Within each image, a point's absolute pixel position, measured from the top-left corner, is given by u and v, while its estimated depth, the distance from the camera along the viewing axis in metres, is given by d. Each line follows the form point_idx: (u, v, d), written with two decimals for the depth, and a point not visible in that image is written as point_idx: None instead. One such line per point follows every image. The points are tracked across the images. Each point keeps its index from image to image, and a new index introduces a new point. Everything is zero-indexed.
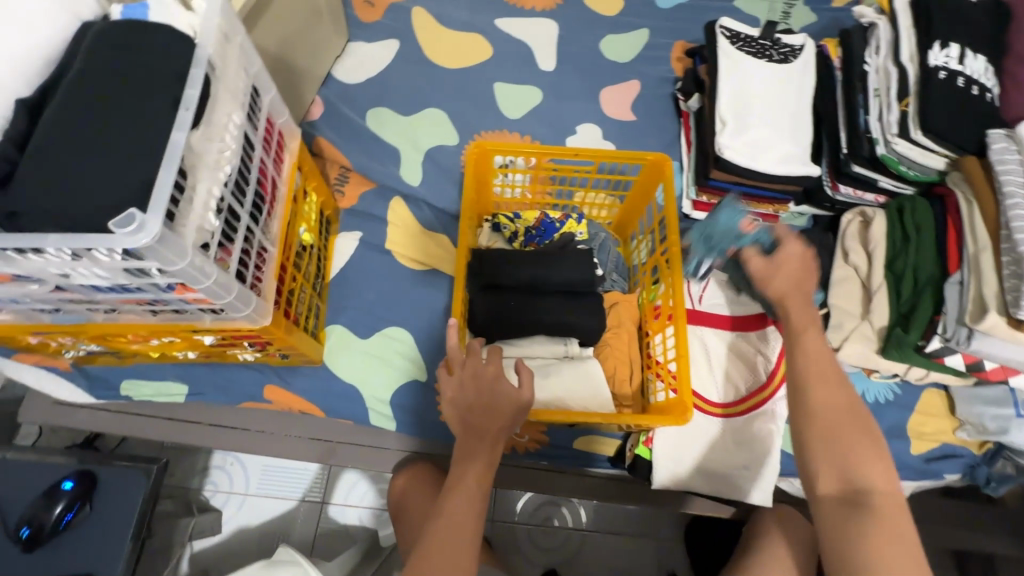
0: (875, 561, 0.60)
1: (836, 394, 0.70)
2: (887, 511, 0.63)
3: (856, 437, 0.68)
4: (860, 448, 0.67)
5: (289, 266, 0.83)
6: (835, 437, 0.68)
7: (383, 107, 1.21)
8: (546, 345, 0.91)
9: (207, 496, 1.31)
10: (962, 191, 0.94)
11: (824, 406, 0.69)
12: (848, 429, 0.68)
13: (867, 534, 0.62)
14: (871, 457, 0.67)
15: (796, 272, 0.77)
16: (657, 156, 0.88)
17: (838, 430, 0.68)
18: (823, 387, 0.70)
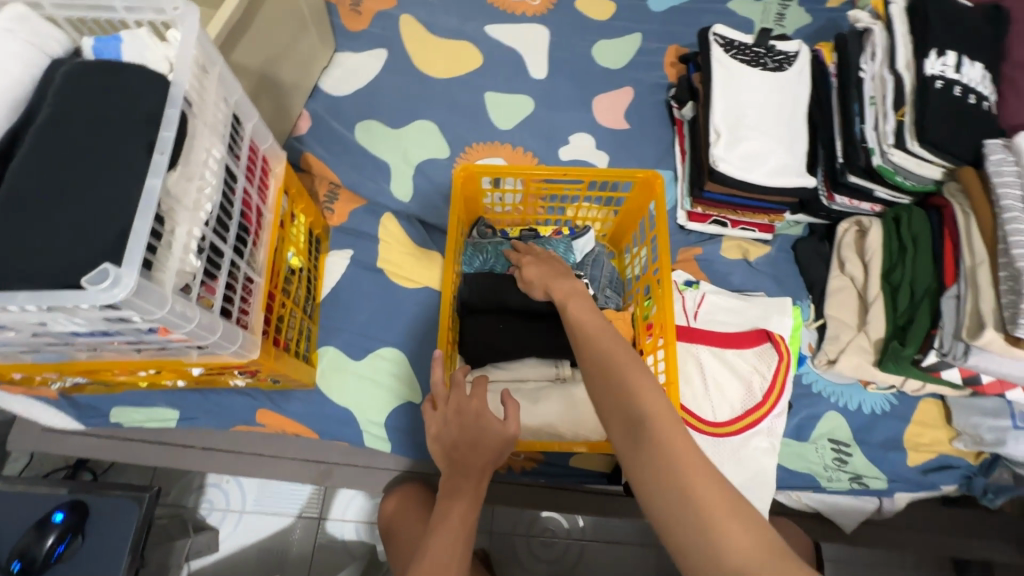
0: (665, 487, 0.53)
1: (605, 337, 0.66)
2: (660, 429, 0.56)
3: (624, 363, 0.63)
4: (632, 376, 0.61)
5: (277, 294, 0.82)
6: (613, 374, 0.63)
7: (373, 120, 1.19)
8: (537, 367, 0.90)
9: (204, 514, 1.30)
10: (959, 203, 0.92)
11: (604, 348, 0.65)
12: (619, 361, 0.63)
13: (647, 459, 0.55)
14: (639, 382, 0.60)
15: (553, 269, 0.82)
16: (647, 174, 0.88)
17: (615, 367, 0.63)
18: (599, 335, 0.67)
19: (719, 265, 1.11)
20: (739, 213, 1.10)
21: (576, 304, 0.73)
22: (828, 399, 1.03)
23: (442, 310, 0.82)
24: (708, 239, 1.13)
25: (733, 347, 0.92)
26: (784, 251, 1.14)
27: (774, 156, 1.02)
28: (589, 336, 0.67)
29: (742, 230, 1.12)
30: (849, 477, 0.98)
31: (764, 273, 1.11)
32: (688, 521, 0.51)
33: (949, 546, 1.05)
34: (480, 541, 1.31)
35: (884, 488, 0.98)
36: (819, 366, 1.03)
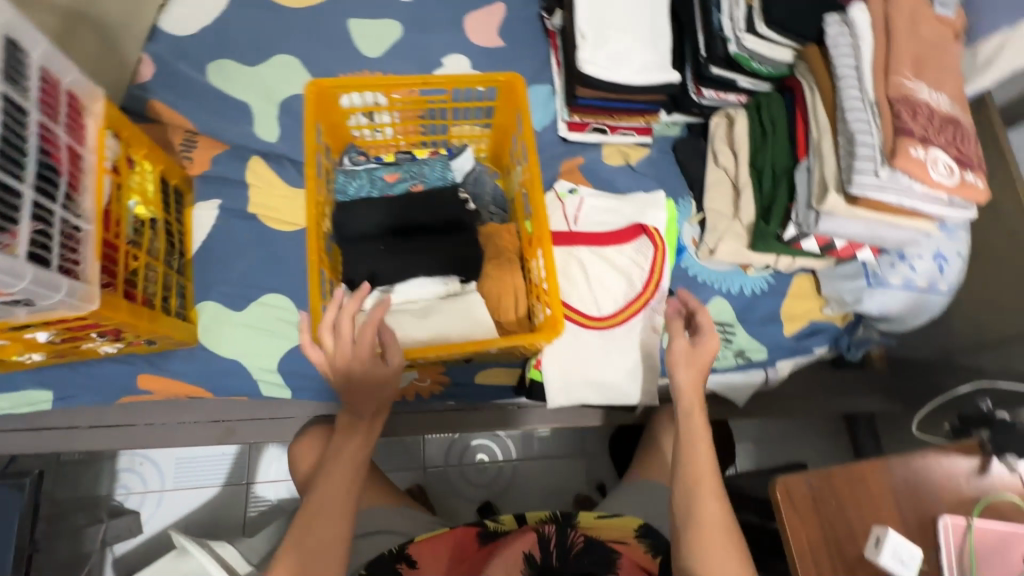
0: None
1: (716, 501, 0.74)
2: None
3: (716, 539, 0.72)
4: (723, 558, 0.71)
5: (121, 245, 0.75)
6: (702, 511, 0.73)
7: (226, 58, 1.09)
8: (424, 286, 0.88)
9: (120, 500, 1.25)
10: (807, 81, 0.97)
11: (709, 523, 0.72)
12: (719, 536, 0.72)
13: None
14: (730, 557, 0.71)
15: (692, 356, 0.81)
16: (508, 77, 0.85)
17: (712, 536, 0.72)
18: (708, 490, 0.74)
19: (602, 172, 1.13)
20: (615, 118, 1.11)
21: (700, 449, 0.77)
22: (711, 286, 1.08)
23: (308, 231, 0.76)
24: (590, 148, 1.15)
25: (612, 244, 0.95)
26: (664, 152, 1.17)
27: (639, 54, 1.02)
28: (704, 502, 0.73)
29: (622, 135, 1.14)
30: (734, 353, 1.06)
31: (645, 176, 1.14)
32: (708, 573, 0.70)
33: (828, 404, 1.16)
34: (414, 478, 1.34)
35: (765, 357, 1.07)
36: (703, 257, 1.08)
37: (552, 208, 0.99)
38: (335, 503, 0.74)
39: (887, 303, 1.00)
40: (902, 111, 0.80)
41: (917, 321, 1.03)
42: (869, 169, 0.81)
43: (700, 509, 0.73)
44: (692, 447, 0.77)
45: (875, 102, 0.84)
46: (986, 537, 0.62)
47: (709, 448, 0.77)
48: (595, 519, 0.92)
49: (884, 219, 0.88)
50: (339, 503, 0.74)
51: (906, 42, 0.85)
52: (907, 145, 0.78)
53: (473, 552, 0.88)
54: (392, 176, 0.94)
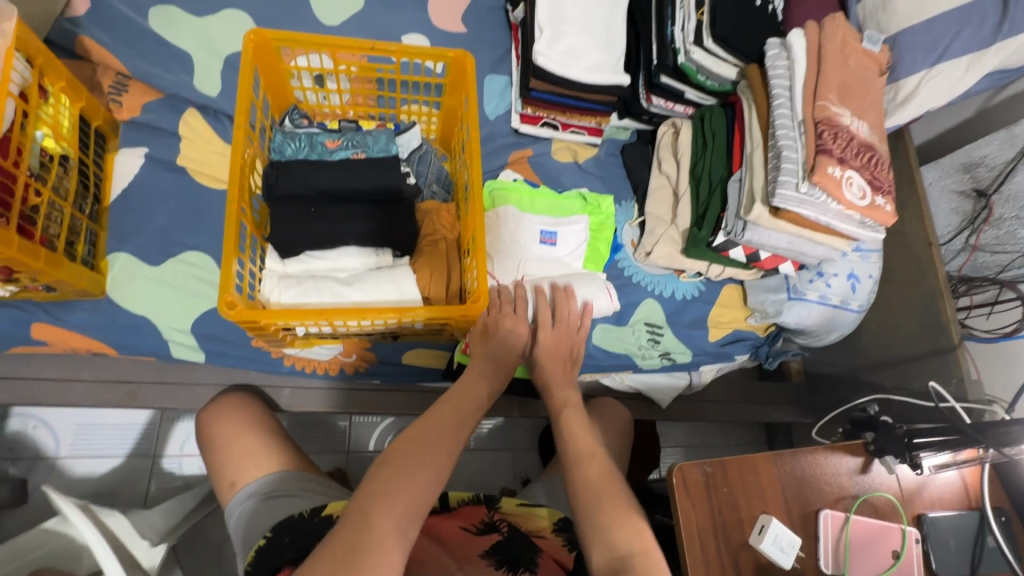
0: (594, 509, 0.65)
1: (598, 466, 0.70)
2: (586, 461, 0.71)
3: (572, 422, 0.77)
4: (582, 450, 0.73)
5: (21, 176, 0.70)
6: (571, 438, 0.75)
7: (170, 5, 1.04)
8: (356, 257, 0.88)
9: (7, 466, 1.15)
10: (747, 97, 1.02)
11: (584, 452, 0.72)
12: (609, 490, 0.67)
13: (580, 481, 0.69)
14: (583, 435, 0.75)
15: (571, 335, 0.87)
16: (458, 53, 0.87)
17: (600, 500, 0.66)
18: (590, 462, 0.71)
19: (550, 167, 1.14)
20: (568, 116, 1.13)
21: (572, 414, 0.78)
22: (646, 288, 1.11)
23: (234, 175, 0.73)
24: (540, 142, 1.16)
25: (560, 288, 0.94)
26: (612, 154, 1.20)
27: (593, 53, 1.04)
28: (592, 476, 0.69)
29: (573, 133, 1.16)
30: (659, 354, 1.08)
31: (592, 175, 1.16)
32: (594, 463, 0.70)
33: (747, 412, 1.20)
34: (335, 462, 1.30)
35: (690, 361, 1.10)
36: (638, 258, 1.10)
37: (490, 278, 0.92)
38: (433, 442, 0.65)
39: (803, 316, 1.06)
40: (825, 132, 0.86)
41: (830, 335, 1.09)
42: (791, 182, 0.86)
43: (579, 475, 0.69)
44: (569, 429, 0.76)
45: (802, 122, 0.90)
46: (860, 530, 0.66)
47: (583, 424, 0.77)
48: (516, 506, 0.88)
49: (805, 234, 0.93)
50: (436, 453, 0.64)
51: (834, 69, 0.92)
52: (826, 163, 0.83)
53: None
54: (333, 143, 0.92)
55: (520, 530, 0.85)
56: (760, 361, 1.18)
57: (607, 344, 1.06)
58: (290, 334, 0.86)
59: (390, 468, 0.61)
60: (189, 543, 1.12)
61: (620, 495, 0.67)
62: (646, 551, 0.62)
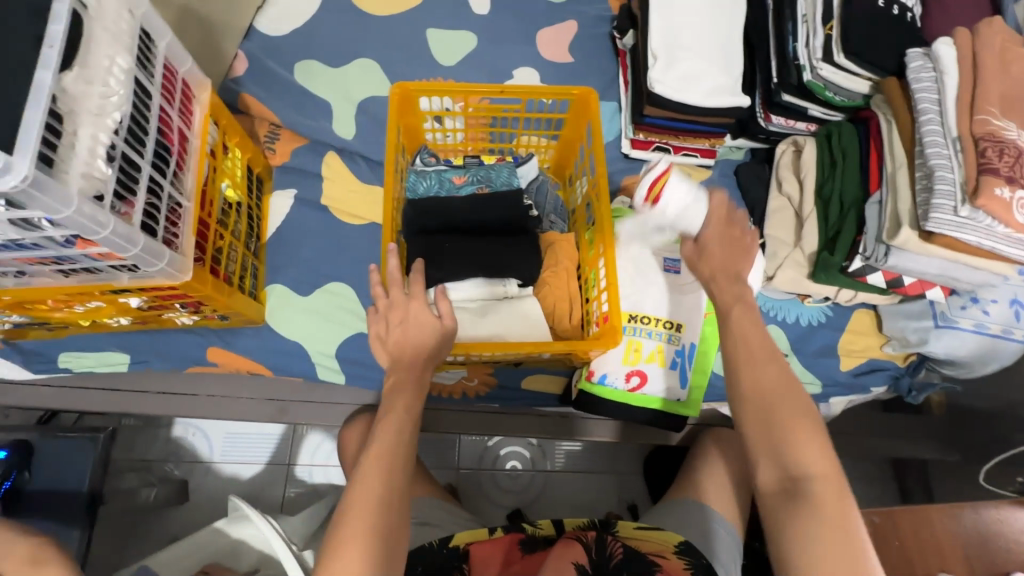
0: (784, 431, 0.60)
1: (770, 372, 0.63)
2: (764, 372, 0.63)
3: (739, 316, 0.67)
4: (757, 361, 0.64)
5: (211, 223, 0.81)
6: (741, 334, 0.66)
7: (312, 60, 1.16)
8: (485, 288, 0.89)
9: (172, 467, 1.31)
10: (883, 112, 0.95)
11: (759, 355, 0.64)
12: (782, 402, 0.61)
13: (751, 389, 0.63)
14: (757, 337, 0.66)
15: (731, 250, 0.72)
16: (582, 90, 0.90)
17: (776, 413, 0.61)
18: (760, 368, 0.64)
19: None
20: (681, 139, 1.12)
21: (741, 311, 0.67)
22: (767, 314, 1.07)
23: (385, 218, 0.80)
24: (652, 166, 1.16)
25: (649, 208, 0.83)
26: (726, 175, 1.17)
27: (710, 76, 1.03)
28: (761, 386, 0.63)
29: (685, 156, 1.15)
30: None
31: None
32: (773, 377, 0.63)
33: (883, 447, 1.11)
34: (447, 478, 1.36)
35: (819, 392, 1.04)
36: (759, 283, 1.07)
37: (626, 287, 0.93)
38: (394, 459, 0.66)
39: (955, 346, 0.96)
40: (988, 149, 0.78)
41: (987, 368, 0.98)
42: (948, 205, 0.79)
43: (744, 386, 0.63)
44: (738, 325, 0.66)
45: (958, 138, 0.82)
46: None
47: (755, 323, 0.67)
48: (633, 529, 0.87)
49: (961, 258, 0.85)
50: (387, 479, 0.64)
51: (995, 79, 0.83)
52: (992, 184, 0.76)
53: (513, 561, 0.80)
54: (460, 179, 0.97)
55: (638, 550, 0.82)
56: (900, 395, 1.07)
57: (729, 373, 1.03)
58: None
59: (356, 494, 0.63)
60: None
61: (802, 412, 0.61)
62: (825, 476, 0.58)
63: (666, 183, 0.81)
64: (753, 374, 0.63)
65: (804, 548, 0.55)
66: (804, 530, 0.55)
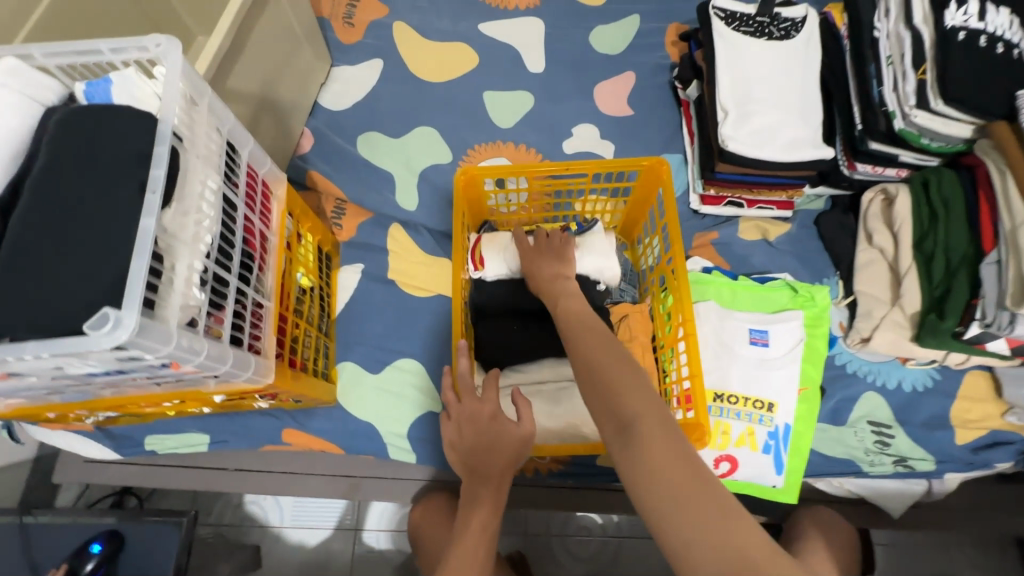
0: (611, 386, 0.59)
1: (593, 334, 0.66)
2: (586, 335, 0.65)
3: (569, 301, 0.73)
4: (577, 329, 0.67)
5: (289, 315, 0.82)
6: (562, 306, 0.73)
7: (374, 132, 1.19)
8: (554, 367, 0.86)
9: (244, 532, 1.32)
10: (992, 161, 0.87)
11: (581, 324, 0.68)
12: (603, 359, 0.62)
13: (572, 354, 0.65)
14: (577, 308, 0.72)
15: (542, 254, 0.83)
16: (652, 160, 0.87)
17: (602, 371, 0.61)
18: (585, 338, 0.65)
19: (737, 248, 1.07)
20: (755, 192, 1.05)
21: (566, 304, 0.73)
22: (865, 379, 0.98)
23: (453, 309, 0.78)
24: (723, 221, 1.10)
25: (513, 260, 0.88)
26: (806, 227, 1.10)
27: (787, 129, 0.97)
28: (582, 349, 0.64)
29: (760, 210, 1.08)
30: (893, 460, 0.93)
31: (785, 252, 1.07)
32: (597, 337, 0.65)
33: (1011, 527, 0.98)
34: (515, 545, 1.31)
35: (933, 469, 0.93)
36: (853, 345, 0.98)
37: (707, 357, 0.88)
38: None
39: None
40: None
41: None
42: None
43: (575, 351, 0.64)
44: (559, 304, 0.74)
45: None
46: None
47: (582, 302, 0.73)
48: None
49: None
50: None
51: None
52: None
53: None
54: None
55: None
56: None
57: (825, 448, 0.95)
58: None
59: None
60: None
61: (620, 361, 0.61)
62: (648, 414, 0.56)
63: (484, 246, 0.90)
64: (572, 340, 0.66)
65: (648, 479, 0.52)
66: (640, 472, 0.53)
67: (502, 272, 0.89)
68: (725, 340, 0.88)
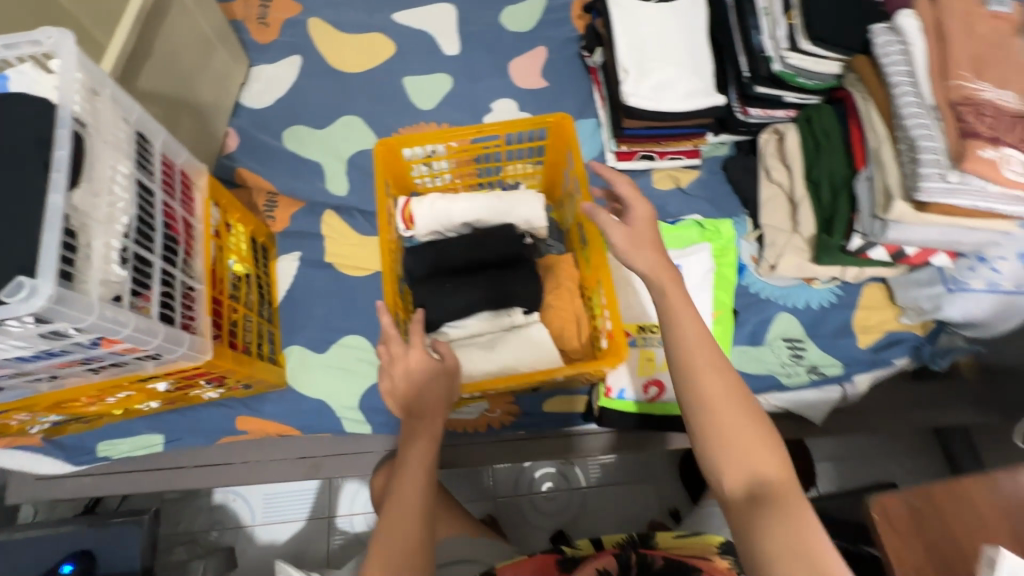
0: (727, 450, 0.59)
1: (721, 382, 0.60)
2: (702, 374, 0.61)
3: (684, 313, 0.64)
4: (701, 370, 0.61)
5: (225, 300, 0.84)
6: (676, 316, 0.64)
7: (299, 125, 1.22)
8: (490, 320, 0.91)
9: (218, 535, 1.33)
10: (857, 90, 0.97)
11: (697, 355, 0.62)
12: (734, 408, 0.60)
13: (702, 426, 0.60)
14: (696, 333, 0.62)
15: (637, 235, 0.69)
16: (557, 117, 0.93)
17: (732, 431, 0.59)
18: (708, 374, 0.61)
19: (653, 198, 1.15)
20: (661, 145, 1.13)
21: (689, 319, 0.63)
22: (777, 303, 1.07)
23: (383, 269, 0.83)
24: (639, 175, 1.17)
25: (443, 217, 0.96)
26: (714, 172, 1.18)
27: (681, 81, 1.05)
28: (702, 389, 0.61)
29: (670, 160, 1.16)
30: (806, 369, 1.03)
31: (697, 197, 1.15)
32: (724, 381, 0.61)
33: (918, 418, 1.09)
34: (486, 509, 1.36)
35: (842, 372, 1.03)
36: (763, 273, 1.07)
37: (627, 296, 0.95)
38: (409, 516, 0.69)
39: (970, 308, 0.96)
40: (966, 113, 0.78)
41: (1009, 324, 0.97)
42: (937, 173, 0.79)
43: (688, 386, 0.60)
44: (674, 323, 0.64)
45: (935, 106, 0.82)
46: None
47: (688, 304, 0.65)
48: (672, 538, 0.96)
49: (961, 223, 0.85)
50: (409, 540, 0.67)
51: (963, 40, 0.83)
52: (975, 146, 0.76)
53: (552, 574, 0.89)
54: None
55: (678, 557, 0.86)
56: (924, 364, 1.06)
57: (747, 367, 1.04)
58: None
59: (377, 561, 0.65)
60: None
61: (756, 439, 0.59)
62: (784, 482, 0.58)
63: (414, 208, 0.96)
64: (698, 388, 0.61)
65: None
66: (772, 548, 0.54)
67: (433, 229, 0.97)
68: (644, 276, 0.96)
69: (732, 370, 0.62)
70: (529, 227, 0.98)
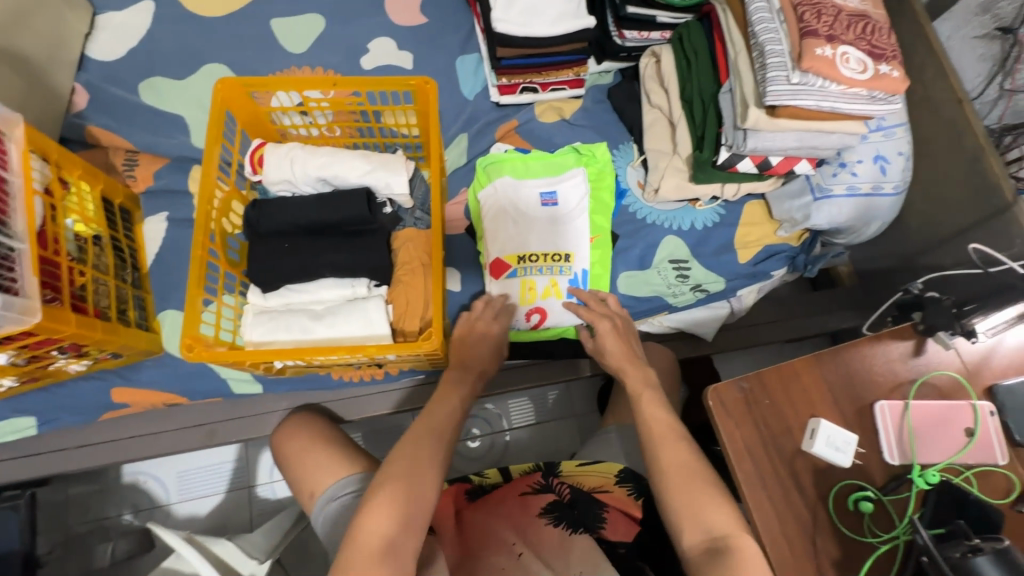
0: (692, 516, 0.62)
1: (680, 452, 0.67)
2: (667, 444, 0.68)
3: (650, 403, 0.73)
4: (662, 438, 0.69)
5: (63, 261, 0.79)
6: (645, 417, 0.72)
7: (156, 77, 1.12)
8: (332, 288, 0.91)
9: (130, 518, 1.28)
10: (720, 3, 0.96)
11: (660, 431, 0.70)
12: (697, 482, 0.64)
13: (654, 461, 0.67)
14: (664, 422, 0.70)
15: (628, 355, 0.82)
16: (418, 80, 0.89)
17: (694, 482, 0.64)
18: (668, 443, 0.68)
19: (539, 131, 1.14)
20: (545, 76, 1.10)
21: (653, 411, 0.72)
22: (662, 226, 1.08)
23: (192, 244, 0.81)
24: (524, 109, 1.15)
25: (299, 167, 0.91)
26: (599, 101, 1.17)
27: (550, 5, 1.02)
28: (664, 456, 0.67)
29: (553, 92, 1.14)
30: (691, 288, 1.06)
31: (582, 127, 1.14)
32: (696, 467, 0.65)
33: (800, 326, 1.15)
34: None
35: (724, 288, 1.07)
36: (649, 198, 1.08)
37: (504, 229, 1.01)
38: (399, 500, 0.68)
39: (835, 214, 0.99)
40: (806, 13, 0.80)
41: (870, 228, 1.02)
42: (781, 76, 0.81)
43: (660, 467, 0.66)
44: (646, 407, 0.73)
45: (780, 9, 0.84)
46: (925, 414, 0.65)
47: (662, 408, 0.73)
48: (577, 467, 0.86)
49: (813, 126, 0.87)
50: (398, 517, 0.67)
51: None
52: (814, 45, 0.78)
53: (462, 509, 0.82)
54: None
55: (582, 488, 0.82)
56: (801, 272, 1.12)
57: (635, 290, 1.05)
58: (274, 366, 0.92)
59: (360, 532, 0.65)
60: (294, 555, 1.19)
61: (713, 496, 0.63)
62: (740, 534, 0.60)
63: (265, 154, 0.92)
64: (659, 456, 0.67)
65: None
66: None
67: (284, 179, 0.92)
68: (524, 205, 1.02)
69: (689, 436, 0.70)
70: (390, 193, 0.91)
